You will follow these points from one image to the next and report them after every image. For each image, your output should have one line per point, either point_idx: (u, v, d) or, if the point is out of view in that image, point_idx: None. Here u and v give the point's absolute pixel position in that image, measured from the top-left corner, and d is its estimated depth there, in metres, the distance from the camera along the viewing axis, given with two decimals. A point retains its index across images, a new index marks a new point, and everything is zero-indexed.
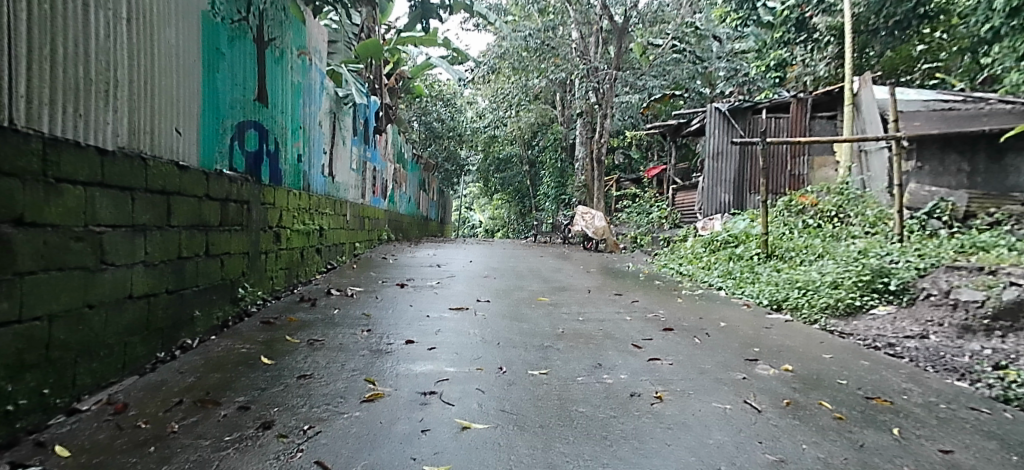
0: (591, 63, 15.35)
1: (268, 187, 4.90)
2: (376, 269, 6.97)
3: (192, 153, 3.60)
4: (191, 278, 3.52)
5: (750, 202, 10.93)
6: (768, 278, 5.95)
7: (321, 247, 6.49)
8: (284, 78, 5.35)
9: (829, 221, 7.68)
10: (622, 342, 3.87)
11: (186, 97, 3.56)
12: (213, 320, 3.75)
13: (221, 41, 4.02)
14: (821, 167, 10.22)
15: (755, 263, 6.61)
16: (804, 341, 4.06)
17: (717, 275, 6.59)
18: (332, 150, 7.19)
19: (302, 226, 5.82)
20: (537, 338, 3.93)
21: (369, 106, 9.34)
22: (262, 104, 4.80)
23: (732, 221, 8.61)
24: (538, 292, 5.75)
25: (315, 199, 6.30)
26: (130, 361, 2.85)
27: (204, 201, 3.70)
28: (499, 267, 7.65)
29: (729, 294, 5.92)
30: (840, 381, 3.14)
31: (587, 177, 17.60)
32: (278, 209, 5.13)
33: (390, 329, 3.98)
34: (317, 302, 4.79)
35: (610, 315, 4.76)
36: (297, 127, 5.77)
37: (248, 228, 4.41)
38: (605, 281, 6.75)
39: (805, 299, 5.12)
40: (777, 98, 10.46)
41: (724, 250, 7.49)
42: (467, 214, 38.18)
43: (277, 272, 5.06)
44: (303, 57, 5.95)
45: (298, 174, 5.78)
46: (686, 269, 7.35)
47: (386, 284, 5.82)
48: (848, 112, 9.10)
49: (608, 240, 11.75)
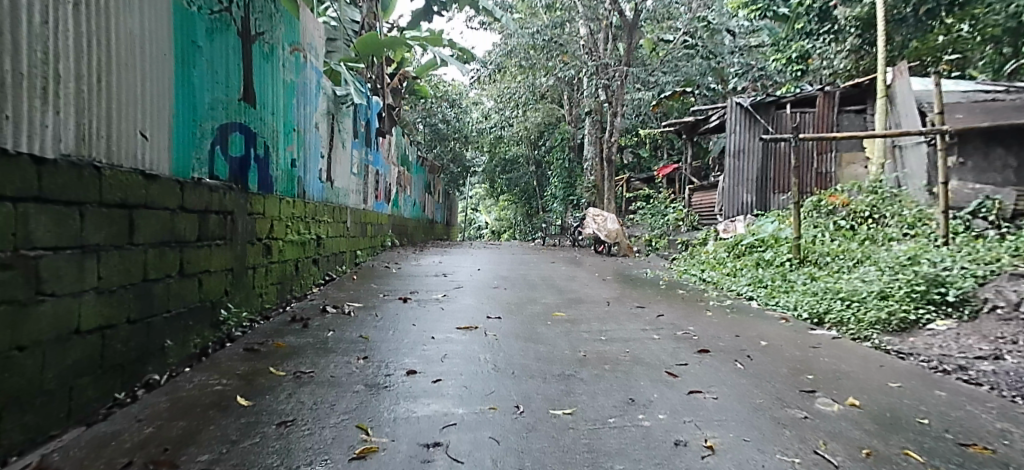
0: (601, 59, 14.87)
1: (256, 194, 4.44)
2: (378, 280, 6.51)
3: (162, 160, 3.12)
4: (162, 302, 3.06)
5: (774, 202, 10.35)
6: (804, 288, 5.45)
7: (318, 257, 6.05)
8: (274, 77, 4.88)
9: (863, 222, 7.16)
10: (654, 369, 3.41)
11: (155, 95, 3.07)
12: (189, 348, 3.30)
13: (199, 33, 3.53)
14: (850, 164, 9.67)
15: (787, 270, 6.12)
16: (860, 365, 3.58)
17: (745, 284, 6.10)
18: (330, 153, 6.73)
19: (296, 236, 5.37)
20: (556, 365, 3.45)
21: (371, 106, 8.89)
22: (248, 103, 4.33)
23: (756, 224, 8.09)
24: (553, 306, 5.26)
25: (311, 207, 5.84)
26: (78, 408, 2.41)
27: (178, 214, 3.23)
28: (510, 275, 7.19)
29: (762, 305, 5.42)
30: (921, 420, 2.69)
31: (596, 177, 17.12)
32: (269, 220, 4.68)
33: (390, 356, 3.52)
34: (310, 321, 4.32)
35: (635, 333, 4.27)
36: (290, 129, 5.32)
37: (232, 242, 3.95)
38: (623, 290, 6.25)
39: (850, 312, 4.62)
40: (802, 92, 9.93)
41: (751, 256, 6.97)
42: (473, 215, 37.79)
43: (267, 289, 4.61)
44: (297, 53, 5.49)
45: (291, 181, 5.31)
46: (709, 276, 6.85)
47: (387, 298, 5.36)
48: (880, 105, 8.60)
49: (621, 243, 11.33)
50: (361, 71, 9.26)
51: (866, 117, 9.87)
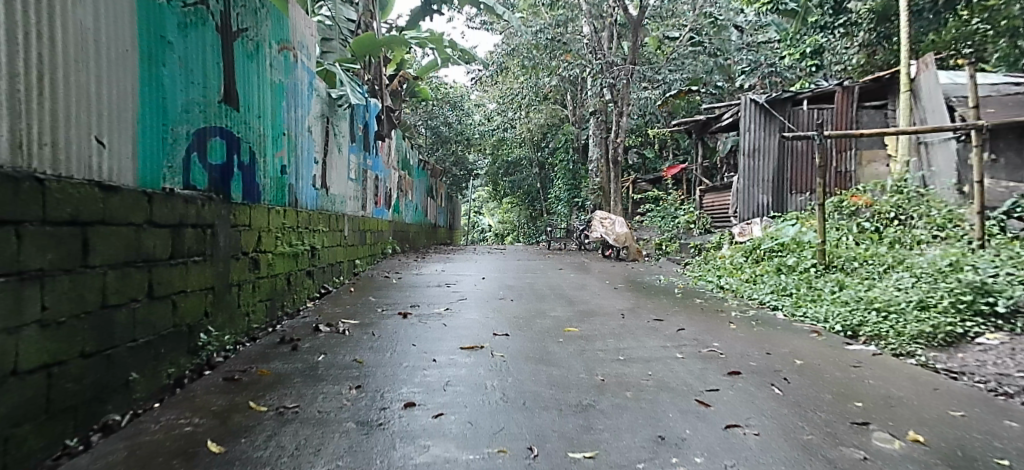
0: (606, 57, 14.48)
1: (240, 205, 4.06)
2: (377, 292, 6.15)
3: (123, 168, 2.75)
4: (126, 330, 2.69)
5: (791, 203, 10.07)
6: (834, 297, 5.08)
7: (314, 269, 5.70)
8: (259, 77, 4.50)
9: (889, 224, 6.78)
10: (682, 396, 3.05)
11: (115, 96, 2.71)
12: (160, 379, 2.94)
13: (170, 28, 3.17)
14: (870, 162, 9.32)
15: (812, 276, 5.75)
16: (911, 388, 3.20)
17: (768, 292, 5.73)
18: (325, 159, 6.34)
19: (288, 247, 5.00)
20: (572, 392, 3.08)
21: (370, 109, 8.59)
22: (230, 106, 3.95)
23: (775, 226, 7.73)
24: (564, 320, 4.89)
25: (303, 216, 5.46)
26: (17, 463, 2.05)
27: (145, 230, 2.86)
28: (516, 284, 6.83)
29: (788, 316, 5.05)
30: (1000, 461, 2.31)
31: (602, 179, 16.77)
32: (255, 232, 4.31)
33: (387, 385, 3.16)
34: (299, 343, 3.96)
35: (656, 352, 3.90)
36: (280, 133, 4.94)
37: (211, 258, 3.58)
38: (637, 300, 5.88)
39: (888, 325, 4.24)
40: (820, 87, 9.53)
41: (771, 261, 6.60)
42: (476, 218, 37.46)
43: (255, 307, 4.26)
44: (286, 52, 5.10)
45: (281, 189, 4.94)
46: (727, 283, 6.48)
47: (386, 313, 5.00)
48: (905, 100, 8.10)
49: (630, 247, 10.93)
50: (357, 72, 8.89)
51: (887, 113, 9.53)
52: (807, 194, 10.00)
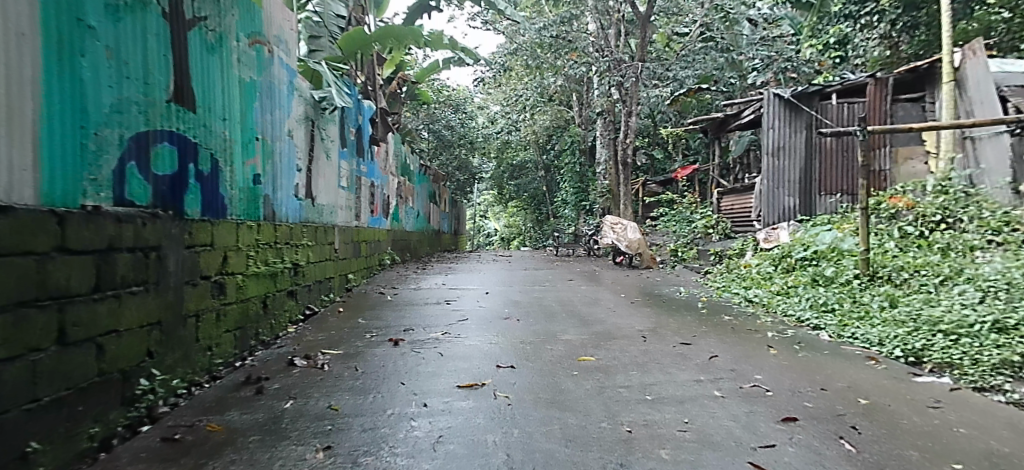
0: (613, 54, 13.80)
1: (199, 221, 3.40)
2: (370, 312, 5.56)
3: (19, 185, 2.10)
4: (23, 387, 2.08)
5: (821, 205, 9.42)
6: (886, 316, 4.49)
7: (296, 288, 5.11)
8: (224, 73, 3.80)
9: (935, 228, 6.14)
10: (731, 455, 2.44)
11: (6, 90, 2.05)
12: (75, 443, 2.34)
13: (92, 9, 2.51)
14: (907, 160, 8.68)
15: (856, 290, 5.13)
16: (1016, 441, 2.57)
17: (805, 307, 5.12)
18: (310, 166, 5.68)
19: (263, 266, 4.40)
20: (594, 452, 2.46)
21: (364, 111, 7.93)
22: (184, 106, 3.28)
23: (807, 231, 7.09)
24: (577, 346, 4.28)
25: (283, 231, 4.81)
26: None
27: (53, 260, 2.23)
28: (524, 300, 6.24)
29: (833, 337, 4.44)
30: None
31: (611, 181, 16.15)
32: (220, 252, 3.68)
33: (364, 445, 2.55)
34: (267, 383, 3.35)
35: (689, 389, 3.29)
36: (253, 138, 4.25)
37: (156, 289, 2.95)
38: (658, 318, 5.24)
39: (960, 351, 3.63)
40: (850, 80, 8.90)
41: (805, 272, 5.97)
42: (481, 221, 36.79)
43: (219, 338, 3.66)
44: (259, 47, 4.40)
45: (255, 201, 4.27)
46: (757, 296, 5.86)
47: (377, 340, 4.40)
48: (948, 92, 7.56)
49: (644, 254, 10.33)
50: (349, 72, 8.30)
51: (925, 106, 8.83)
52: (838, 195, 9.36)
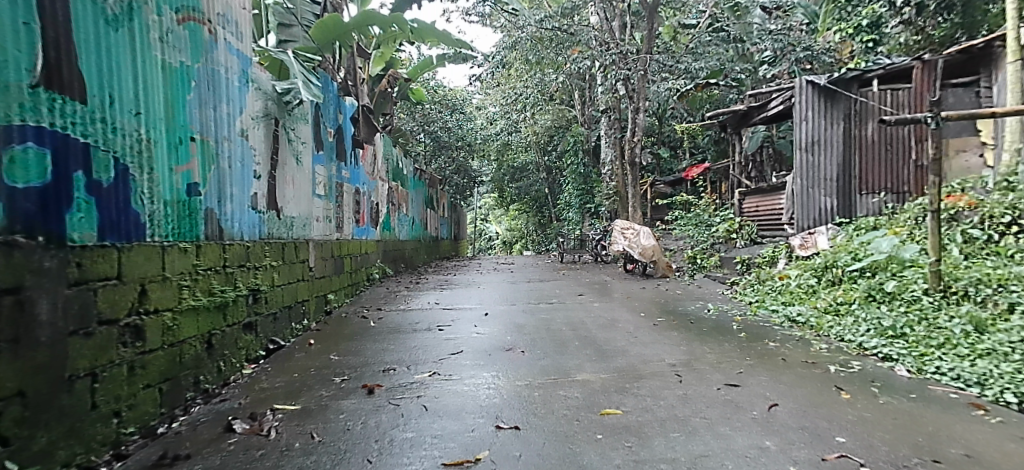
0: (620, 47, 12.66)
1: (96, 248, 2.55)
2: (351, 343, 4.73)
3: None
4: None
5: (861, 206, 8.61)
6: (978, 346, 3.64)
7: (255, 319, 4.24)
8: (137, 53, 2.94)
9: (1007, 231, 5.28)
10: None
11: None
12: None
13: None
14: (960, 153, 8.01)
15: (930, 310, 4.28)
16: None
17: (867, 332, 4.26)
18: (273, 172, 4.83)
19: (209, 295, 3.54)
20: None
21: (345, 109, 7.14)
22: (65, 93, 2.43)
23: (851, 238, 6.25)
24: (598, 391, 3.41)
25: (235, 252, 3.95)
26: None
27: None
28: (530, 322, 5.40)
29: (912, 373, 3.58)
30: None
31: (618, 182, 15.30)
32: (135, 285, 2.80)
33: None
34: (185, 466, 2.48)
35: (755, 465, 2.42)
36: (186, 137, 3.40)
37: (15, 347, 2.09)
38: (690, 346, 4.38)
39: None
40: (892, 63, 8.11)
41: (857, 286, 5.12)
42: (483, 224, 35.94)
43: (134, 398, 2.77)
44: (195, 25, 3.54)
45: (189, 216, 3.40)
46: (802, 315, 4.99)
47: (350, 386, 3.55)
48: (1014, 72, 6.88)
49: (658, 262, 9.47)
50: (330, 66, 7.48)
51: (979, 91, 8.10)
52: (881, 195, 8.49)
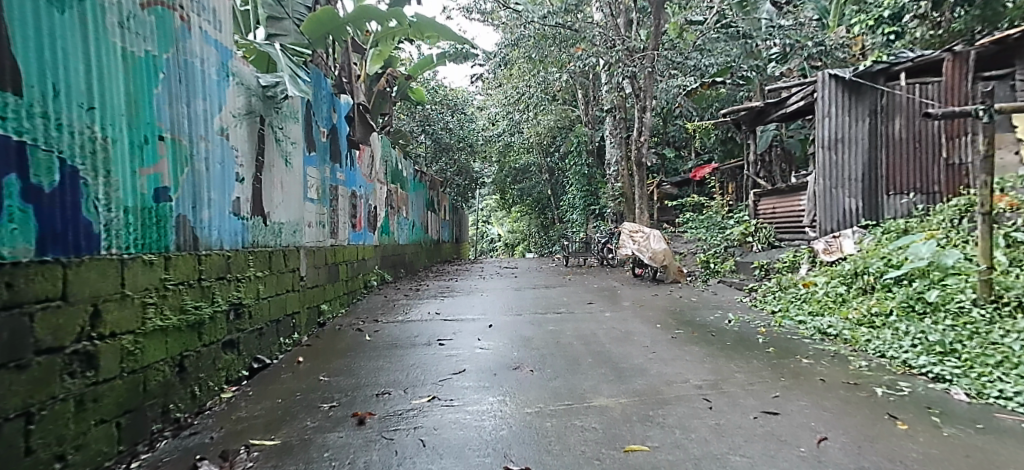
0: (626, 43, 12.15)
1: (35, 264, 2.18)
2: (347, 360, 4.34)
3: None
4: None
5: (888, 207, 8.26)
6: None
7: (237, 336, 3.84)
8: (90, 38, 2.56)
9: None
10: None
11: None
12: None
13: None
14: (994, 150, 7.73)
15: (982, 324, 3.87)
16: None
17: (912, 348, 3.85)
18: (258, 174, 4.44)
19: (182, 313, 3.14)
20: None
21: (339, 107, 6.74)
22: None
23: (881, 241, 5.85)
24: (618, 419, 3.01)
25: (215, 262, 3.56)
26: None
27: None
28: (538, 335, 5.00)
29: (973, 397, 3.17)
30: None
31: (624, 184, 14.86)
32: (87, 305, 2.42)
33: None
34: None
35: None
36: (153, 135, 3.01)
37: None
38: (717, 363, 3.97)
39: None
40: (921, 56, 7.75)
41: (893, 295, 4.72)
42: (484, 226, 35.53)
43: (82, 438, 2.38)
44: (163, 10, 3.15)
45: (157, 224, 3.02)
46: (834, 327, 4.58)
47: (340, 414, 3.15)
48: None
49: (670, 267, 9.08)
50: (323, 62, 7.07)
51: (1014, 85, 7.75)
52: (910, 195, 8.18)
